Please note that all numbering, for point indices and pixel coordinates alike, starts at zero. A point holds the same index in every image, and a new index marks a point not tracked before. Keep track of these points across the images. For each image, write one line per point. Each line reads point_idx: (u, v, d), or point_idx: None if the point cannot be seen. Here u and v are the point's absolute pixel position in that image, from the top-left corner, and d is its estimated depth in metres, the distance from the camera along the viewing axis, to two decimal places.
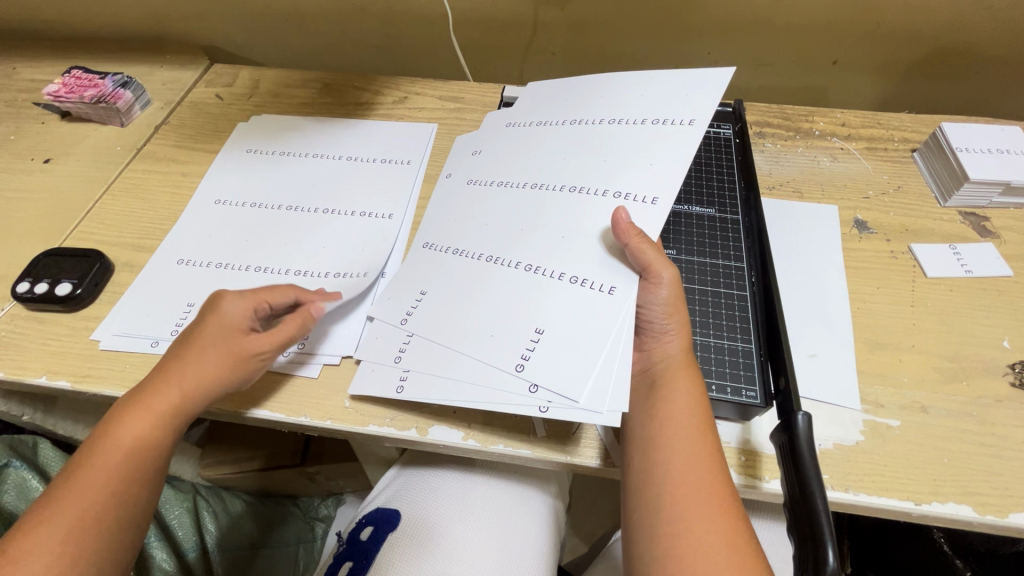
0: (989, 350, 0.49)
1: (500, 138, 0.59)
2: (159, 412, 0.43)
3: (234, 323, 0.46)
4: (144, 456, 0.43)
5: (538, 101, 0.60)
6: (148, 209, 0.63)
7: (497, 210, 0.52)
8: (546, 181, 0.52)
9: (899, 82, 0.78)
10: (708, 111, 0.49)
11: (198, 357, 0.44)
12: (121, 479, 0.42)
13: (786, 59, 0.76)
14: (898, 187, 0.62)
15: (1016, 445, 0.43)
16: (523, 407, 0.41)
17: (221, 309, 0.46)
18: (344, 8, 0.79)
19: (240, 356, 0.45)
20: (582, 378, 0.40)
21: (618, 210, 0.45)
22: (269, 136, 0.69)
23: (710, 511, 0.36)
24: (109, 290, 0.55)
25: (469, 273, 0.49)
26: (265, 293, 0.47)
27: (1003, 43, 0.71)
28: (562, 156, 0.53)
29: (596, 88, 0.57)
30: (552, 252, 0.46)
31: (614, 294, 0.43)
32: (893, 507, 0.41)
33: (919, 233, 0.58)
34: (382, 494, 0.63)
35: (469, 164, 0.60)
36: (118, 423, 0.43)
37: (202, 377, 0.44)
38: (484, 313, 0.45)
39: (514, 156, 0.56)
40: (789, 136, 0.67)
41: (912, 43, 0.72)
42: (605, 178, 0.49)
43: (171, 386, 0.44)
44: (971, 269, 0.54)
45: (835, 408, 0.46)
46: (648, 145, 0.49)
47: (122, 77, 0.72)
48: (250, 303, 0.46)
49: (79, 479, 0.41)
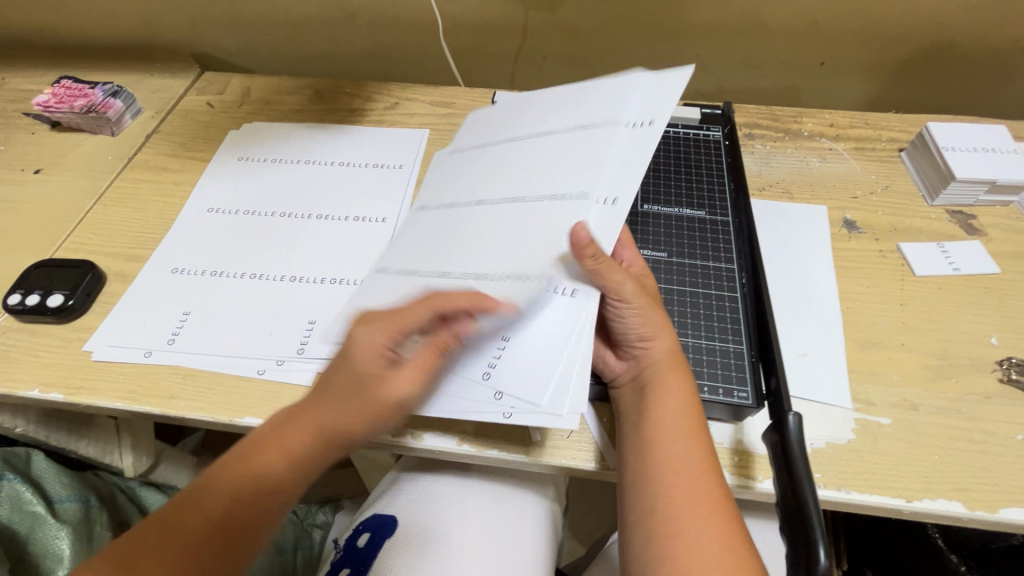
0: (977, 347, 0.49)
1: (470, 153, 0.60)
2: (297, 457, 0.40)
3: (373, 364, 0.39)
4: (277, 496, 0.40)
5: (496, 120, 0.61)
6: (139, 218, 0.63)
7: (469, 220, 0.51)
8: (516, 191, 0.51)
9: (886, 83, 0.79)
10: (665, 111, 0.50)
11: (340, 404, 0.40)
12: (250, 503, 0.40)
13: (774, 61, 0.77)
14: (886, 187, 0.62)
15: (1005, 440, 0.44)
16: (490, 413, 0.41)
17: (354, 351, 0.40)
18: (336, 15, 0.80)
19: (383, 401, 0.39)
20: (541, 381, 0.41)
21: (580, 224, 0.43)
22: (260, 143, 0.69)
23: (706, 512, 0.37)
24: (102, 301, 0.55)
25: (426, 289, 0.48)
26: (398, 319, 0.40)
27: (989, 41, 0.72)
28: (533, 165, 0.52)
29: (568, 97, 0.58)
30: (517, 257, 0.46)
31: (573, 297, 0.43)
32: (885, 504, 0.42)
33: (906, 231, 0.58)
34: (379, 500, 0.62)
35: (445, 175, 0.59)
36: (260, 442, 0.41)
37: (343, 421, 0.40)
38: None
39: (486, 168, 0.56)
40: (778, 137, 0.68)
41: (898, 44, 0.73)
42: (559, 183, 0.49)
43: (314, 432, 0.40)
44: (959, 267, 0.55)
45: (826, 407, 0.46)
46: (613, 150, 0.49)
47: (112, 87, 0.72)
48: (387, 335, 0.40)
49: (213, 501, 0.40)
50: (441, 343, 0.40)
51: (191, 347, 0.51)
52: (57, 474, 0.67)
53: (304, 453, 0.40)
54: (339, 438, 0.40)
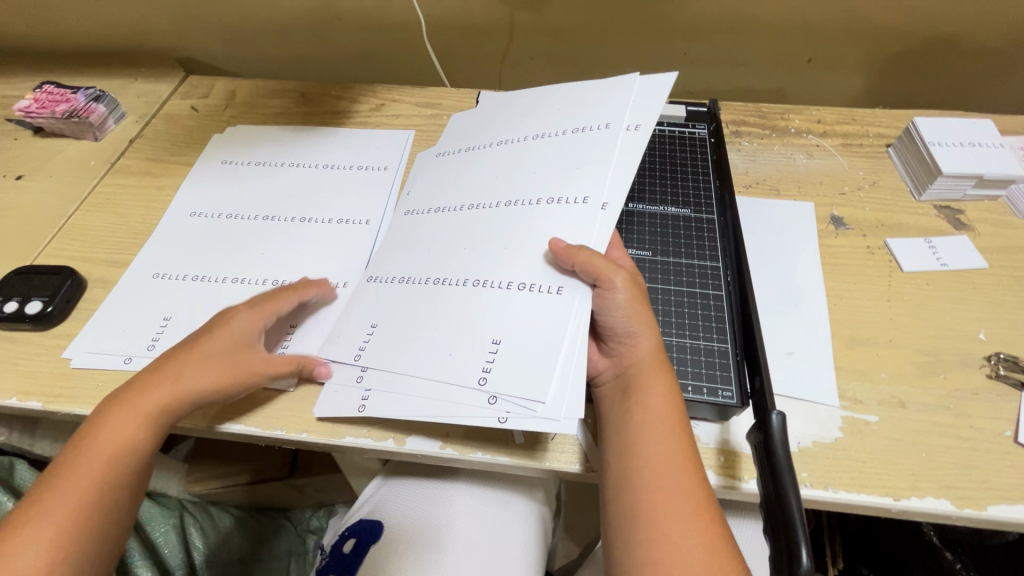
0: (966, 343, 0.49)
1: (440, 166, 0.59)
2: (148, 413, 0.43)
3: (244, 336, 0.46)
4: (128, 456, 0.42)
5: (487, 117, 0.61)
6: (121, 223, 0.62)
7: (442, 233, 0.51)
8: (486, 197, 0.52)
9: (875, 79, 0.78)
10: (652, 116, 0.50)
11: (196, 362, 0.44)
12: (98, 483, 0.41)
13: (762, 58, 0.77)
14: (874, 183, 0.62)
15: (992, 437, 0.44)
16: (481, 419, 0.40)
17: (227, 324, 0.46)
18: (321, 18, 0.79)
19: (247, 369, 0.45)
20: (543, 381, 0.39)
21: (554, 238, 0.45)
22: (244, 147, 0.69)
23: (685, 514, 0.36)
24: (82, 307, 0.55)
25: (417, 299, 0.47)
26: (272, 304, 0.48)
27: (976, 34, 0.71)
28: (499, 169, 0.54)
29: (535, 102, 0.58)
30: (501, 262, 0.46)
31: (561, 295, 0.43)
32: (873, 503, 0.41)
33: (894, 227, 0.58)
34: (365, 506, 0.62)
35: (426, 182, 0.59)
36: (102, 421, 0.42)
37: (201, 386, 0.44)
38: (438, 332, 0.44)
39: (460, 178, 0.56)
40: (765, 134, 0.67)
41: (886, 39, 0.73)
42: (552, 185, 0.49)
43: (164, 386, 0.43)
44: (947, 262, 0.55)
45: (812, 406, 0.46)
46: (575, 152, 0.51)
47: (95, 92, 0.72)
48: (259, 315, 0.47)
49: (65, 473, 0.41)
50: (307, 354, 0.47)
51: None
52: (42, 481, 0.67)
53: (157, 411, 0.43)
54: (195, 394, 0.44)
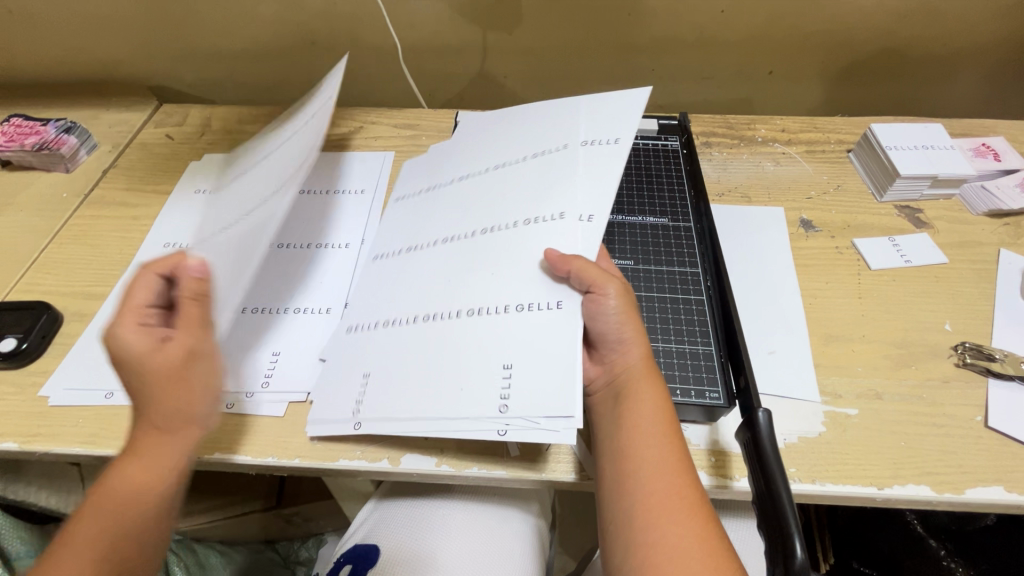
0: (933, 334, 0.51)
1: (411, 201, 0.60)
2: (148, 456, 0.41)
3: (136, 341, 0.41)
4: (139, 505, 0.40)
5: (449, 154, 0.63)
6: (98, 254, 0.61)
7: (415, 267, 0.52)
8: (465, 221, 0.53)
9: (833, 89, 0.83)
10: (630, 131, 0.52)
11: (143, 389, 0.41)
12: (111, 542, 0.39)
13: (725, 72, 0.80)
14: (838, 187, 0.65)
15: (965, 423, 0.46)
16: (482, 431, 0.40)
17: (114, 344, 0.41)
18: (295, 43, 0.80)
19: (171, 364, 0.41)
20: (543, 394, 0.40)
21: (547, 249, 0.46)
22: (219, 174, 0.68)
23: (679, 515, 0.37)
24: (58, 342, 0.53)
25: (401, 342, 0.47)
26: (130, 299, 0.43)
27: (920, 44, 0.76)
28: (474, 195, 0.55)
29: (507, 129, 0.61)
30: (489, 280, 0.47)
31: (562, 308, 0.43)
32: (859, 494, 0.43)
33: (860, 228, 0.61)
34: (359, 531, 0.61)
35: (395, 219, 0.59)
36: (106, 477, 0.40)
37: (167, 409, 0.41)
38: (416, 358, 0.45)
39: (433, 211, 0.57)
40: (733, 144, 0.70)
41: (839, 51, 0.77)
42: (533, 199, 0.51)
43: (149, 426, 0.41)
44: (910, 258, 0.58)
45: (795, 402, 0.47)
46: (558, 168, 0.52)
47: (66, 123, 0.71)
48: (132, 319, 0.42)
49: (77, 534, 0.39)
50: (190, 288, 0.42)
51: None
52: (14, 525, 0.64)
53: (155, 449, 0.41)
54: (167, 416, 0.41)
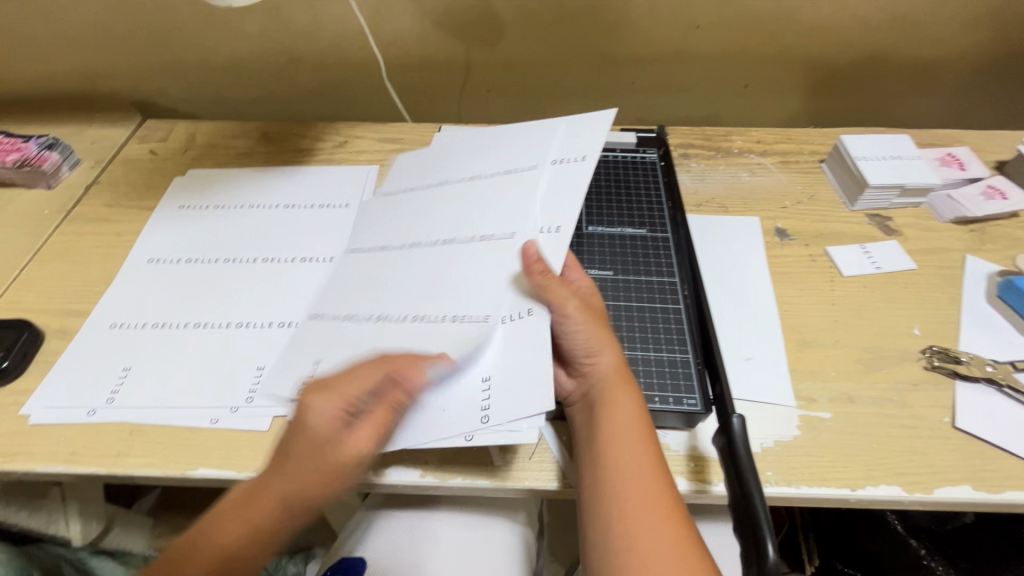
0: (903, 339, 0.53)
1: (383, 212, 0.60)
2: (262, 540, 0.38)
3: (323, 433, 0.38)
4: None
5: (426, 162, 0.64)
6: (80, 271, 0.61)
7: (389, 265, 0.52)
8: (440, 225, 0.54)
9: (806, 101, 0.85)
10: (597, 146, 0.55)
11: (295, 480, 0.38)
12: None
13: (702, 85, 0.82)
14: (811, 196, 0.67)
15: (934, 424, 0.47)
16: (442, 432, 0.41)
17: (304, 422, 0.38)
18: (279, 59, 0.81)
19: (340, 467, 0.38)
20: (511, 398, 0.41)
21: (529, 242, 0.47)
22: (202, 191, 0.69)
23: (656, 520, 0.38)
24: (40, 360, 0.53)
25: (360, 334, 0.47)
26: (350, 382, 0.39)
27: (887, 58, 0.80)
28: (450, 205, 0.56)
29: (480, 145, 0.63)
30: (462, 288, 0.48)
31: (532, 317, 0.44)
32: (833, 495, 0.44)
33: (832, 236, 0.63)
34: (346, 544, 0.61)
35: (364, 226, 0.60)
36: (210, 537, 0.38)
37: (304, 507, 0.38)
38: (385, 350, 0.46)
39: (411, 216, 0.57)
40: (711, 155, 0.72)
41: (810, 65, 0.80)
42: (507, 211, 0.52)
43: (274, 511, 0.38)
44: (881, 265, 0.59)
45: (771, 407, 0.49)
46: (532, 183, 0.54)
47: (48, 140, 0.71)
48: (340, 401, 0.38)
49: None
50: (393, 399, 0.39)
51: (135, 404, 0.49)
52: None
53: (264, 536, 0.38)
54: (303, 510, 0.38)
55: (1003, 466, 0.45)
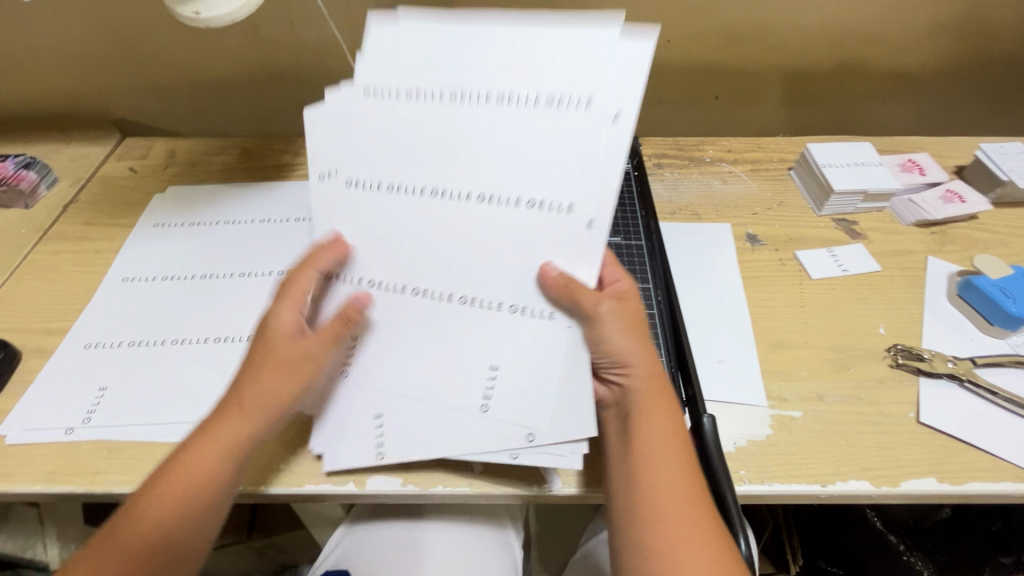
0: (869, 338, 0.55)
1: (361, 136, 0.47)
2: (224, 443, 0.42)
3: (279, 332, 0.44)
4: (203, 490, 0.41)
5: (414, 46, 0.46)
6: (58, 289, 0.61)
7: (392, 237, 0.46)
8: (441, 185, 0.45)
9: (776, 111, 0.88)
10: (634, 99, 0.42)
11: (256, 378, 0.43)
12: (172, 518, 0.40)
13: (676, 96, 0.85)
14: (781, 203, 0.69)
15: (899, 419, 0.49)
16: (495, 456, 0.44)
17: (264, 329, 0.44)
18: (260, 76, 0.82)
19: (290, 363, 0.43)
20: (557, 416, 0.42)
21: (547, 262, 0.44)
22: (180, 209, 0.69)
23: (695, 542, 0.38)
24: (16, 379, 0.53)
25: (394, 315, 0.46)
26: (298, 291, 0.45)
27: (850, 69, 0.83)
28: (449, 147, 0.45)
29: (479, 37, 0.45)
30: (487, 283, 0.45)
31: (553, 320, 0.44)
32: (804, 491, 0.45)
33: (801, 241, 0.65)
34: (331, 556, 0.61)
35: (337, 153, 0.47)
36: (182, 454, 0.42)
37: (270, 402, 0.42)
38: (425, 354, 0.45)
39: (402, 159, 0.46)
40: (684, 165, 0.74)
41: (777, 76, 0.83)
42: (520, 179, 0.44)
43: (235, 410, 0.42)
44: (848, 267, 0.62)
45: (743, 408, 0.50)
46: (553, 141, 0.43)
47: (25, 159, 0.71)
48: (291, 305, 0.45)
49: (143, 500, 0.40)
50: (346, 309, 0.45)
51: (113, 422, 0.49)
52: None
53: (228, 437, 0.42)
54: (259, 406, 0.42)
55: (965, 458, 0.47)
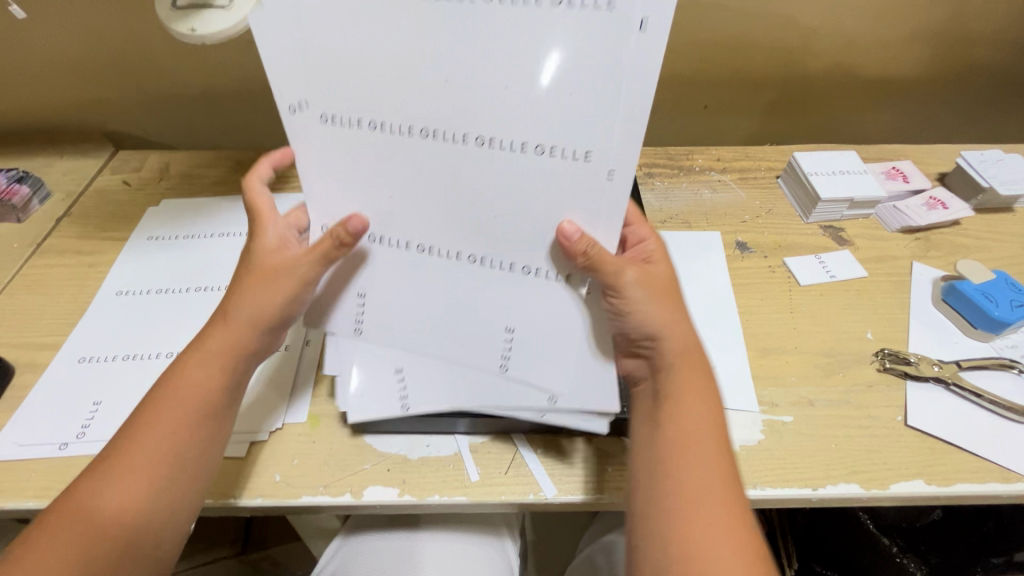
0: (857, 343, 0.56)
1: (338, 57, 0.39)
2: (215, 353, 0.42)
3: (259, 247, 0.45)
4: (199, 399, 0.41)
5: None
6: (52, 303, 0.61)
7: (386, 184, 0.42)
8: (437, 124, 0.40)
9: (763, 120, 0.90)
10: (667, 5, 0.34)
11: (240, 291, 0.43)
12: (169, 430, 0.40)
13: (665, 106, 0.86)
14: (769, 211, 0.71)
15: (887, 423, 0.50)
16: (526, 414, 0.46)
17: (246, 251, 0.46)
18: (254, 89, 0.82)
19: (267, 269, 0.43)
20: (577, 378, 0.44)
21: (565, 223, 0.40)
22: (174, 221, 0.69)
23: (713, 525, 0.36)
24: (9, 395, 0.52)
25: (402, 271, 0.45)
26: (269, 210, 0.47)
27: (834, 79, 0.85)
28: (442, 75, 0.38)
29: None
30: (499, 239, 0.42)
31: (569, 285, 0.43)
32: (796, 495, 0.46)
33: (789, 248, 0.66)
34: (329, 567, 0.60)
35: (303, 78, 0.40)
36: (177, 372, 0.42)
37: (253, 312, 0.43)
38: (438, 314, 0.45)
39: (387, 89, 0.40)
40: (674, 174, 0.76)
41: (763, 86, 0.85)
42: (526, 116, 0.38)
43: (223, 323, 0.43)
44: (835, 274, 0.63)
45: (735, 414, 0.51)
46: (567, 71, 0.37)
47: (18, 173, 0.71)
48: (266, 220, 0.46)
49: (141, 419, 0.41)
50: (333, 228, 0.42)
51: (107, 437, 0.49)
52: None
53: (219, 347, 0.43)
54: (245, 315, 0.43)
55: (952, 460, 0.48)
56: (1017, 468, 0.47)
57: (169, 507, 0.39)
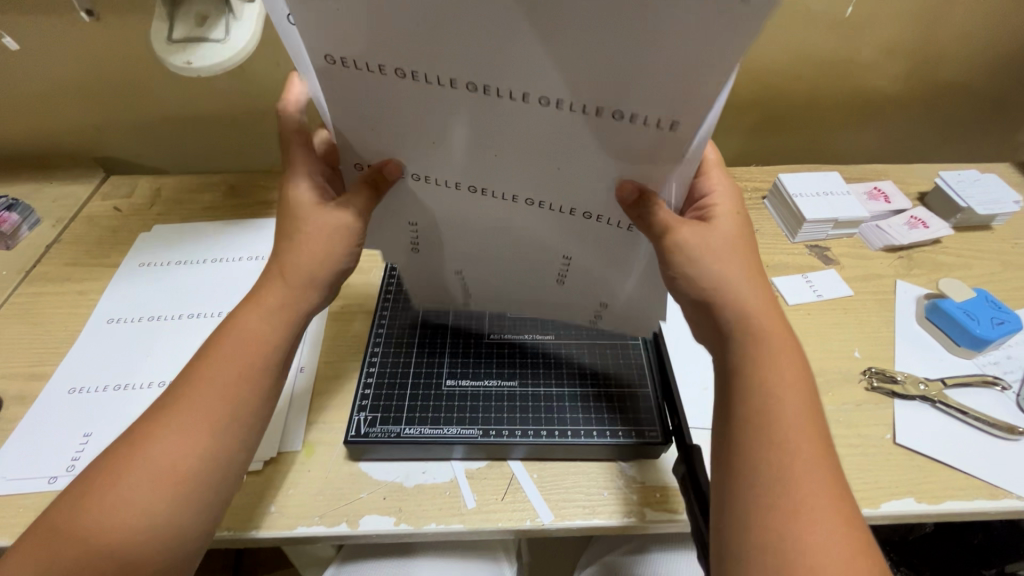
0: (845, 362, 0.57)
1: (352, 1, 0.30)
2: (273, 308, 0.40)
3: (302, 198, 0.41)
4: (260, 356, 0.39)
5: None
6: (41, 333, 0.60)
7: (426, 133, 0.37)
8: (488, 81, 0.32)
9: (748, 140, 0.92)
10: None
11: (293, 244, 0.40)
12: (231, 388, 0.38)
13: None
14: (756, 231, 0.72)
15: (877, 441, 0.51)
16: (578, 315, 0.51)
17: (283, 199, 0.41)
18: (247, 113, 0.83)
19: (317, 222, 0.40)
20: (621, 297, 0.47)
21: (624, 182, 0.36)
22: (166, 247, 0.69)
23: (819, 507, 0.31)
24: None
25: (451, 204, 0.42)
26: (300, 151, 0.42)
27: (816, 100, 0.87)
28: (488, 29, 0.29)
29: None
30: (552, 184, 0.38)
31: (627, 232, 0.40)
32: None
33: (776, 267, 0.67)
34: None
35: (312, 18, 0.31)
36: (234, 323, 0.40)
37: (313, 266, 0.40)
38: (489, 234, 0.44)
39: (420, 47, 0.31)
40: None
41: (748, 108, 0.87)
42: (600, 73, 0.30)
43: (280, 275, 0.40)
44: (822, 293, 0.64)
45: None
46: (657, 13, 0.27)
47: (7, 201, 0.70)
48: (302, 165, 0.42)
49: (200, 374, 0.38)
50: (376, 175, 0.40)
51: None
52: None
53: (278, 299, 0.40)
54: (297, 271, 0.40)
55: (942, 478, 0.49)
56: (1004, 484, 0.48)
57: (229, 468, 0.38)
